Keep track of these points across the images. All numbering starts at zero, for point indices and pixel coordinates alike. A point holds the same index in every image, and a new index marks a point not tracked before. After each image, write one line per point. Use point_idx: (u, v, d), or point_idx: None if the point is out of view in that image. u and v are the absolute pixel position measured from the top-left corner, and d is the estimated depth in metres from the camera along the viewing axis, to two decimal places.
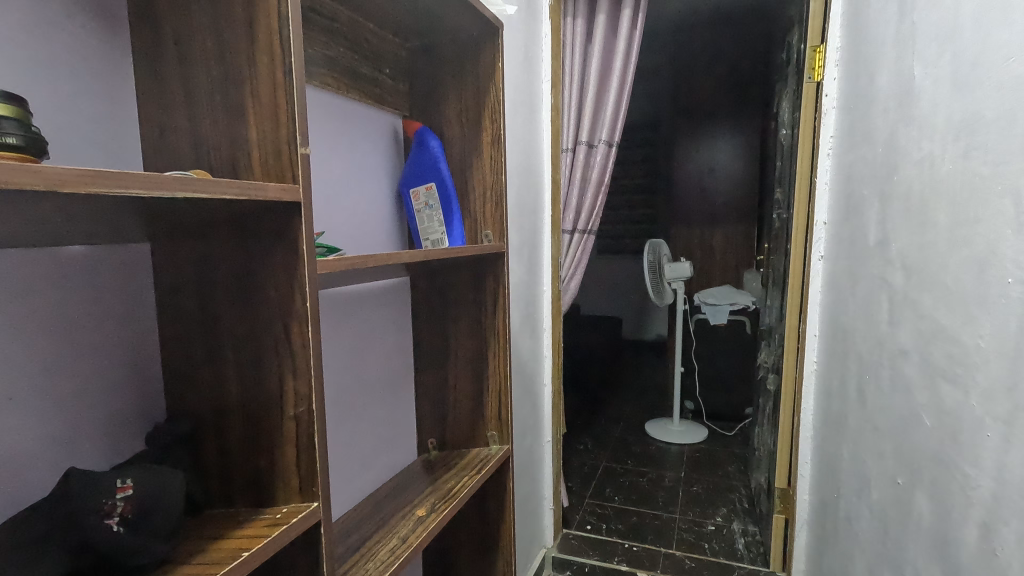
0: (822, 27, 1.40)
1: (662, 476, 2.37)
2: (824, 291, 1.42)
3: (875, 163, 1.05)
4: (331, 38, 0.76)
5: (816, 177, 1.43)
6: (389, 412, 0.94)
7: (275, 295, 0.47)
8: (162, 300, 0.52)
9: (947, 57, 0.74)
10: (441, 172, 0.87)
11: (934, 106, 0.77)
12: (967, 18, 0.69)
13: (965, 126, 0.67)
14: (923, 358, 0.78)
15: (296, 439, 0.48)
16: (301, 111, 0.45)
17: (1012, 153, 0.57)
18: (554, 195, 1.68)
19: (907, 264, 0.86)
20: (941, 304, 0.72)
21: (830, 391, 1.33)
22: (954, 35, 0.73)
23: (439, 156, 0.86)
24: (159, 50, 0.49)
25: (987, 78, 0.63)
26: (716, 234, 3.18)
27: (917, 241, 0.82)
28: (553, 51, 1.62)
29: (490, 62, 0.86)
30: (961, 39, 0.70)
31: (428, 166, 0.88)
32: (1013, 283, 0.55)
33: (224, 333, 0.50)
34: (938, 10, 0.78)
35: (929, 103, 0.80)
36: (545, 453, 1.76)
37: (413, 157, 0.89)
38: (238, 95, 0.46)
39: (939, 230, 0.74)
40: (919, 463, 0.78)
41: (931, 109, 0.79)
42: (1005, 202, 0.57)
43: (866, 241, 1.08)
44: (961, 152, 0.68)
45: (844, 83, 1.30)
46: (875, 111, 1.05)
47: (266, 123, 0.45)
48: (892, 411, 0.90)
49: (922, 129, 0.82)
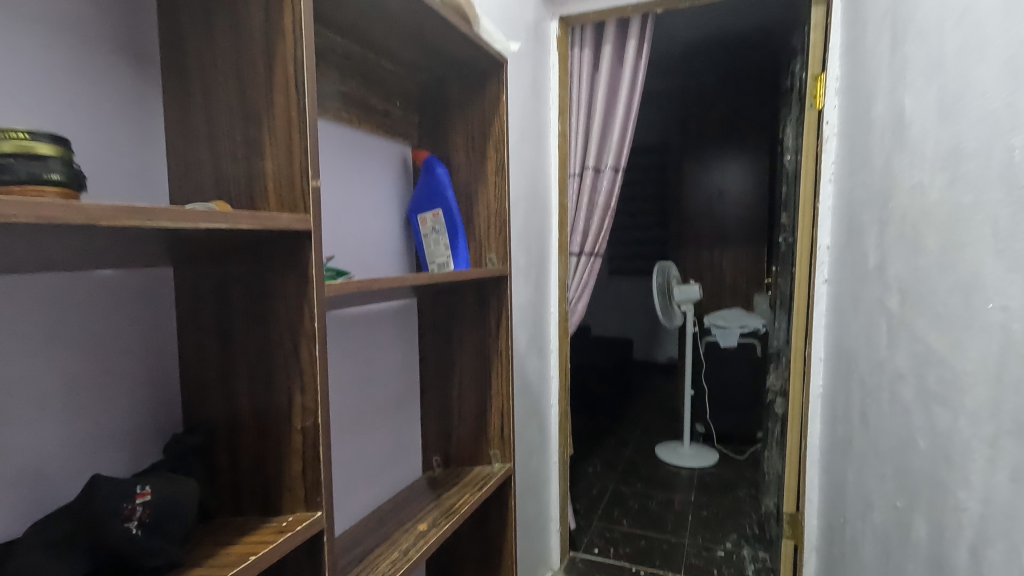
0: (821, 57, 1.43)
1: (671, 500, 2.35)
2: (829, 314, 1.43)
3: (873, 189, 1.07)
4: (346, 74, 0.81)
5: (819, 201, 1.45)
6: (395, 429, 0.97)
7: (287, 314, 0.51)
8: (183, 319, 0.56)
9: (933, 88, 0.77)
10: (448, 199, 0.90)
11: (923, 135, 0.80)
12: (949, 53, 0.72)
13: (950, 156, 0.70)
14: (918, 381, 0.80)
15: (302, 451, 0.51)
16: (313, 146, 0.49)
17: (990, 183, 0.59)
18: (561, 218, 1.72)
19: (903, 287, 0.88)
20: (932, 327, 0.74)
21: (835, 415, 1.33)
22: (939, 68, 0.76)
23: (446, 184, 0.90)
24: (188, 92, 0.54)
25: (967, 111, 0.66)
26: (725, 257, 3.19)
27: (910, 265, 0.84)
28: (560, 79, 1.67)
29: (494, 94, 0.90)
30: (946, 73, 0.73)
31: (435, 194, 0.92)
32: (994, 308, 0.57)
33: (239, 350, 0.53)
34: (925, 44, 0.81)
35: (918, 132, 0.82)
36: (552, 474, 1.77)
37: (421, 185, 0.94)
38: (257, 132, 0.50)
39: (929, 255, 0.76)
40: (916, 485, 0.78)
41: (920, 138, 0.81)
42: (985, 229, 0.60)
43: (866, 266, 1.10)
44: (947, 181, 0.71)
45: (844, 110, 1.33)
46: (872, 138, 1.08)
47: (281, 158, 0.49)
48: (891, 434, 0.91)
49: (912, 157, 0.85)
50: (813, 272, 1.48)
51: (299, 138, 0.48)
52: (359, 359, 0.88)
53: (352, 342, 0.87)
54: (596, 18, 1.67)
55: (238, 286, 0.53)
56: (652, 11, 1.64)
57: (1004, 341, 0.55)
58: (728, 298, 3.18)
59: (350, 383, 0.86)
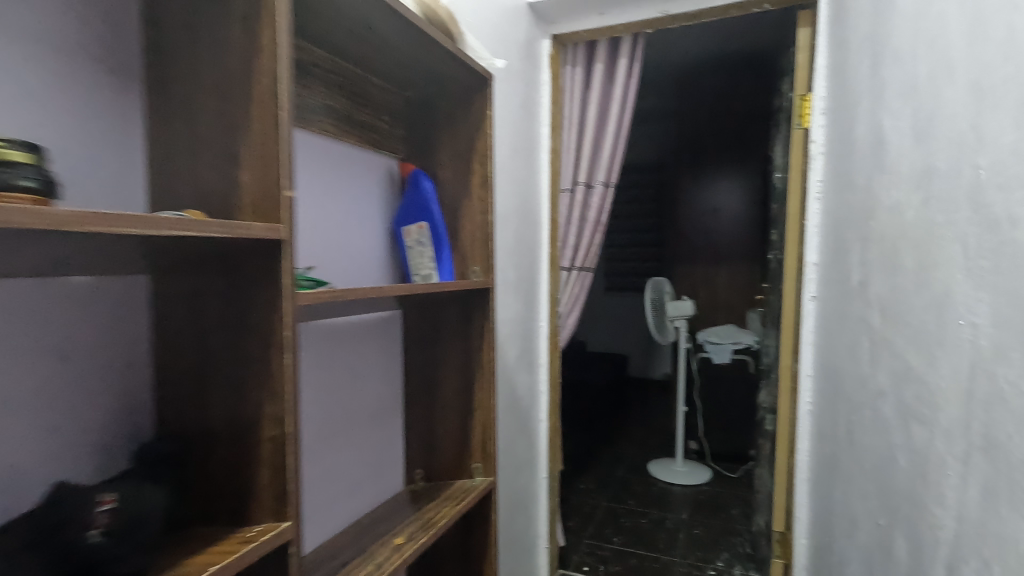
0: (807, 78, 1.46)
1: (663, 518, 2.33)
2: (816, 331, 1.43)
3: (856, 207, 1.08)
4: (332, 88, 0.82)
5: (806, 219, 1.47)
6: (378, 441, 0.96)
7: (261, 321, 0.51)
8: (156, 327, 0.56)
9: (908, 110, 0.79)
10: (434, 212, 0.91)
11: (900, 155, 0.81)
12: (922, 75, 0.74)
13: (923, 176, 0.71)
14: (898, 399, 0.80)
15: (271, 460, 0.51)
16: (289, 157, 0.49)
17: (960, 202, 0.60)
18: (551, 233, 1.73)
19: (884, 305, 0.88)
20: (910, 344, 0.74)
21: (823, 432, 1.32)
22: (913, 90, 0.77)
23: (431, 197, 0.91)
24: (168, 102, 0.55)
25: (939, 132, 0.67)
26: (719, 274, 3.21)
27: (890, 282, 0.85)
28: (552, 96, 1.70)
29: (480, 110, 0.91)
30: (920, 94, 0.74)
31: (421, 206, 0.93)
32: (964, 325, 0.58)
33: (213, 358, 0.53)
34: (901, 66, 0.83)
35: (895, 152, 0.84)
36: (541, 490, 1.75)
37: (407, 198, 0.95)
38: (234, 143, 0.51)
39: (906, 272, 0.77)
40: (897, 502, 0.78)
41: (897, 158, 0.82)
42: (955, 248, 0.60)
43: (850, 283, 1.10)
44: (921, 200, 0.72)
45: (830, 130, 1.35)
46: (855, 157, 1.09)
47: (256, 169, 0.50)
48: (874, 451, 0.91)
49: (891, 177, 0.86)
50: (801, 289, 1.49)
51: (275, 149, 0.49)
52: (342, 371, 0.88)
53: (339, 352, 0.87)
54: (588, 38, 1.70)
55: (214, 295, 0.53)
56: (642, 30, 1.67)
57: (974, 358, 0.56)
58: (721, 315, 3.18)
59: (333, 394, 0.86)
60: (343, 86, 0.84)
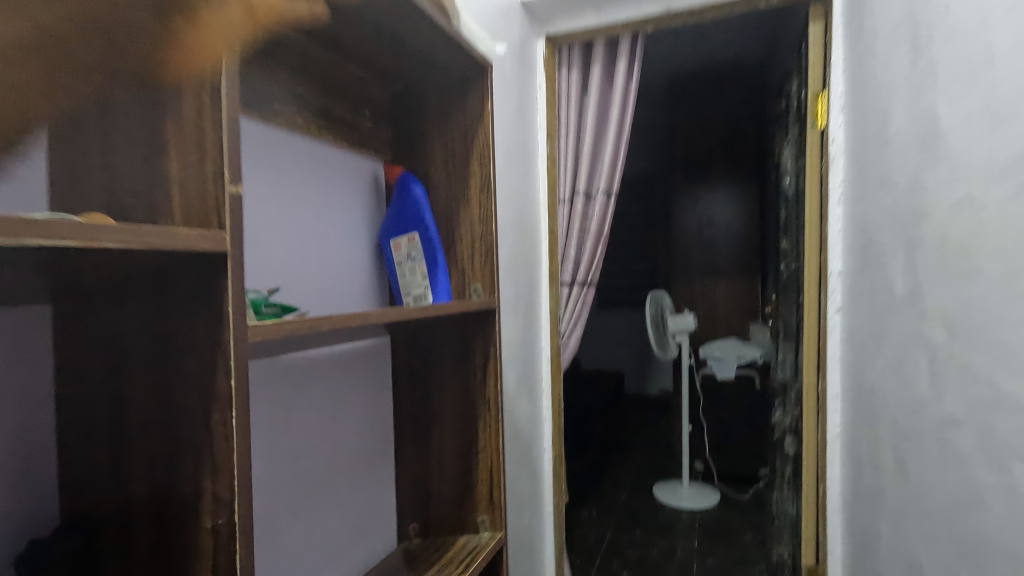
0: (822, 75, 1.36)
1: (674, 548, 2.18)
2: (844, 346, 1.32)
3: (895, 209, 0.98)
4: (302, 76, 0.69)
5: (827, 225, 1.36)
6: (364, 493, 0.82)
7: (196, 366, 0.37)
8: (61, 376, 0.42)
9: (978, 92, 0.68)
10: (427, 222, 0.79)
11: (966, 145, 0.70)
12: (998, 49, 0.63)
13: (1012, 166, 0.60)
14: (981, 429, 0.68)
15: (214, 560, 0.37)
16: (233, 142, 0.37)
17: None
18: (551, 246, 1.60)
19: (949, 319, 0.77)
20: (1000, 366, 0.63)
21: (859, 459, 1.20)
22: (984, 68, 0.66)
23: (423, 204, 0.78)
24: (74, 77, 0.41)
25: None
26: (719, 286, 3.10)
27: (959, 293, 0.73)
28: (547, 101, 1.59)
29: (478, 105, 0.79)
30: (996, 72, 0.63)
31: (410, 216, 0.79)
32: None
33: (137, 416, 0.40)
34: (961, 44, 0.72)
35: (959, 142, 0.73)
36: (547, 526, 1.60)
37: (394, 207, 0.82)
38: (159, 127, 0.38)
39: (989, 281, 0.65)
40: (991, 556, 0.66)
41: (962, 150, 0.71)
42: None
43: (892, 293, 0.99)
44: (1011, 194, 0.60)
45: (851, 128, 1.25)
46: (891, 154, 0.99)
47: (189, 160, 0.37)
48: (944, 488, 0.78)
49: (953, 171, 0.75)
50: (823, 300, 1.37)
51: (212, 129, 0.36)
52: (321, 413, 0.74)
53: (312, 392, 0.72)
54: (584, 39, 1.60)
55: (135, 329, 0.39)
56: (641, 30, 1.57)
57: None
58: (723, 329, 3.07)
59: (309, 442, 0.71)
60: (315, 74, 0.71)
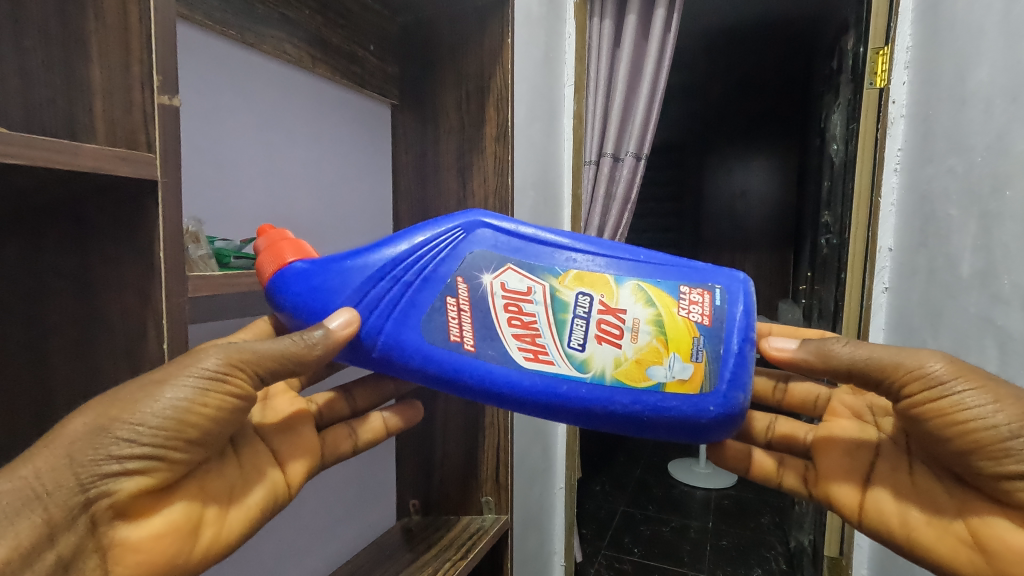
0: (885, 25, 1.14)
1: (687, 526, 2.04)
2: (889, 329, 1.18)
3: (969, 177, 0.86)
4: (354, 37, 0.70)
5: (880, 195, 1.18)
6: (364, 466, 0.83)
7: (110, 414, 0.34)
8: (35, 290, 0.38)
9: (970, 80, 0.87)
10: (397, 304, 0.52)
11: (959, 114, 0.90)
12: (973, 63, 0.87)
13: (967, 127, 0.88)
14: (977, 252, 0.83)
15: None
16: (172, 130, 0.34)
17: (993, 123, 0.81)
18: (574, 210, 1.52)
19: (963, 199, 0.88)
20: (952, 199, 0.91)
21: (900, 320, 1.11)
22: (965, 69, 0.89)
23: (371, 319, 0.51)
24: None
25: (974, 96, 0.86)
26: (748, 262, 2.67)
27: (955, 171, 0.90)
28: (577, 53, 1.47)
29: (496, 39, 0.72)
30: (971, 71, 0.87)
31: (437, 366, 0.51)
32: (990, 177, 0.80)
33: (96, 360, 0.38)
34: (957, 47, 0.91)
35: (963, 104, 0.89)
36: (557, 501, 1.52)
37: (354, 359, 0.53)
38: (119, 65, 0.32)
39: (961, 157, 0.89)
40: (969, 316, 0.83)
41: (959, 116, 0.90)
42: (990, 139, 0.81)
43: (958, 271, 0.88)
44: (965, 145, 0.88)
45: (919, 83, 1.08)
46: (974, 109, 0.86)
47: (116, 107, 0.33)
48: (950, 293, 0.90)
49: (964, 121, 0.88)
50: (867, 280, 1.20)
51: (141, 67, 0.32)
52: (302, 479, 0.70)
53: None
54: None
55: (58, 313, 0.38)
56: None
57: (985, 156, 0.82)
58: None
59: (309, 491, 0.72)
60: (361, 37, 0.71)
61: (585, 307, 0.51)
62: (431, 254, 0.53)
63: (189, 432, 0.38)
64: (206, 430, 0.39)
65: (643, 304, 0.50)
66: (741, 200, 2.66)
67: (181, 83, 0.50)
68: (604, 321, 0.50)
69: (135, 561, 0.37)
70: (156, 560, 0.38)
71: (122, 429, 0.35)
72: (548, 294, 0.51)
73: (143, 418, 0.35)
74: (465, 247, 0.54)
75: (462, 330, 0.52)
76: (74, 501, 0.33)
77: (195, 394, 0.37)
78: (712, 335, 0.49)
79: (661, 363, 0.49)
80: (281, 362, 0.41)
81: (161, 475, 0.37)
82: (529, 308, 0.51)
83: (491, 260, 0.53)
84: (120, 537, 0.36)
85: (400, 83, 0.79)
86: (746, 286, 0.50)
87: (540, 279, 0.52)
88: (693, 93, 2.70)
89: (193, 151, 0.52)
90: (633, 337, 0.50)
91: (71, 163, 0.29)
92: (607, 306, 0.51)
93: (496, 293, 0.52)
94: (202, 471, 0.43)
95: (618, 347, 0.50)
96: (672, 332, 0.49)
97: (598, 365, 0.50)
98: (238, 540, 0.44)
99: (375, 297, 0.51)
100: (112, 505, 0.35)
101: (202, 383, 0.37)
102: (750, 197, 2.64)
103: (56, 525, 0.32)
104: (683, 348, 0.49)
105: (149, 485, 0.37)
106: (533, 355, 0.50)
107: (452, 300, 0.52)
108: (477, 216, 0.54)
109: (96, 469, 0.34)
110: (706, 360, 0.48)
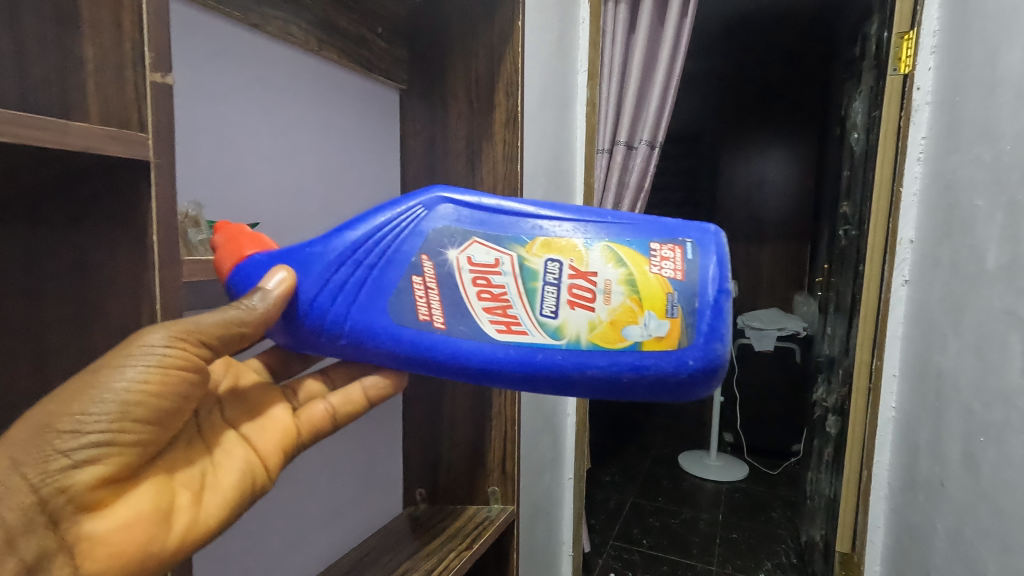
0: (911, 9, 1.10)
1: (696, 519, 2.02)
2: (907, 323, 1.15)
3: (996, 167, 0.83)
4: (361, 20, 0.69)
5: (901, 184, 1.14)
6: (372, 453, 0.83)
7: (50, 408, 0.33)
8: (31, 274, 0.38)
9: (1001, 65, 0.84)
10: (364, 283, 0.51)
11: (988, 103, 0.87)
12: (1004, 47, 0.83)
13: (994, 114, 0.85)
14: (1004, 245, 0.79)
15: None
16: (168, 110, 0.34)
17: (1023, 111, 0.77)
18: (586, 199, 1.50)
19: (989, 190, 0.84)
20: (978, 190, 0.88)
21: (919, 314, 1.08)
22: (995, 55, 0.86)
23: (335, 305, 0.50)
24: None
25: (1004, 81, 0.83)
26: (764, 253, 2.62)
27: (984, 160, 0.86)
28: (591, 38, 1.43)
29: (507, 22, 0.70)
30: (1002, 56, 0.84)
31: (407, 346, 0.50)
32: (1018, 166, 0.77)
33: (91, 343, 0.38)
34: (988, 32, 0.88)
35: (993, 91, 0.85)
36: (566, 491, 1.52)
37: (324, 349, 0.51)
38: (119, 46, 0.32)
39: (989, 146, 0.85)
40: (994, 311, 0.81)
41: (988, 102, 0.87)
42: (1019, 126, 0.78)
43: (982, 263, 0.85)
44: (993, 132, 0.85)
45: (946, 68, 1.04)
46: (1004, 95, 0.82)
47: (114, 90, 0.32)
48: (975, 286, 0.87)
49: (993, 109, 0.85)
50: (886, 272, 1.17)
51: None
52: (308, 468, 0.71)
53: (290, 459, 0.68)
54: None
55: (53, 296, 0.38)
56: None
57: (1014, 142, 0.79)
58: None
59: (316, 479, 0.72)
60: (368, 19, 0.70)
61: (554, 273, 0.50)
62: (393, 232, 0.52)
63: (138, 411, 0.36)
64: (160, 409, 0.38)
65: (614, 265, 0.49)
66: (757, 190, 2.61)
67: (183, 65, 0.50)
68: (575, 285, 0.50)
69: (107, 554, 0.35)
70: (128, 551, 0.36)
71: (65, 419, 0.33)
72: (516, 264, 0.50)
73: (87, 404, 0.34)
74: (427, 224, 0.52)
75: (431, 308, 0.51)
76: (25, 501, 0.32)
77: (140, 374, 0.35)
78: (685, 289, 0.48)
79: (636, 322, 0.49)
80: (226, 327, 0.40)
81: (119, 461, 0.36)
82: (499, 279, 0.51)
83: (454, 235, 0.52)
84: (86, 532, 0.34)
85: (408, 67, 0.78)
86: (717, 237, 0.49)
87: (506, 249, 0.51)
88: (710, 80, 2.65)
89: (195, 133, 0.51)
90: (606, 300, 0.49)
91: (65, 143, 0.28)
92: (578, 270, 0.50)
93: (463, 269, 0.51)
94: (163, 462, 0.42)
95: (591, 310, 0.49)
96: (645, 290, 0.49)
97: (572, 331, 0.49)
98: (216, 526, 0.43)
99: (339, 280, 0.50)
100: (71, 499, 0.34)
101: (151, 362, 0.35)
102: (768, 187, 2.59)
103: (12, 529, 0.31)
104: (657, 305, 0.48)
105: (107, 473, 0.36)
106: (505, 327, 0.50)
107: (418, 279, 0.51)
108: (438, 191, 0.53)
109: (46, 466, 0.33)
110: (682, 315, 0.48)
